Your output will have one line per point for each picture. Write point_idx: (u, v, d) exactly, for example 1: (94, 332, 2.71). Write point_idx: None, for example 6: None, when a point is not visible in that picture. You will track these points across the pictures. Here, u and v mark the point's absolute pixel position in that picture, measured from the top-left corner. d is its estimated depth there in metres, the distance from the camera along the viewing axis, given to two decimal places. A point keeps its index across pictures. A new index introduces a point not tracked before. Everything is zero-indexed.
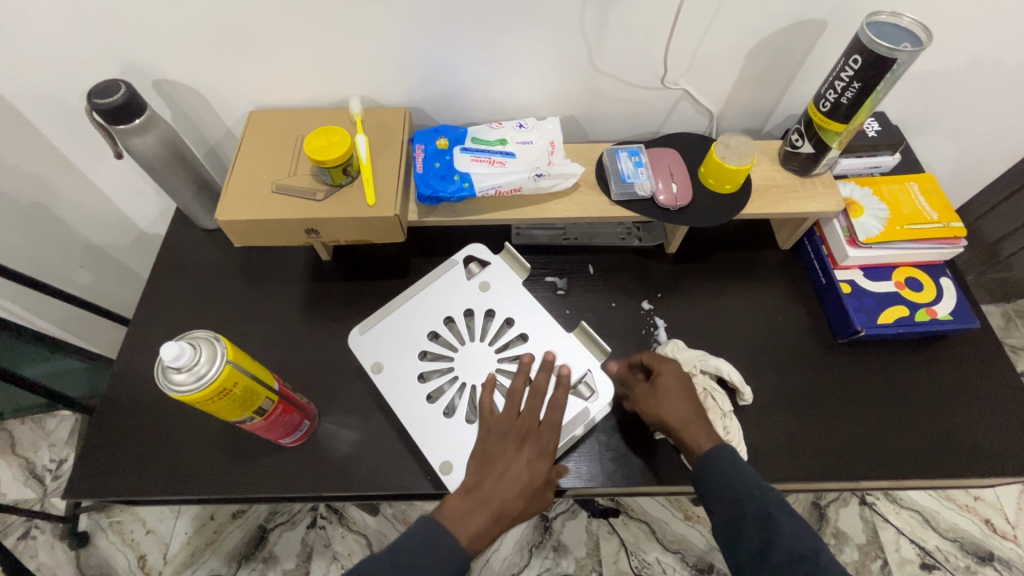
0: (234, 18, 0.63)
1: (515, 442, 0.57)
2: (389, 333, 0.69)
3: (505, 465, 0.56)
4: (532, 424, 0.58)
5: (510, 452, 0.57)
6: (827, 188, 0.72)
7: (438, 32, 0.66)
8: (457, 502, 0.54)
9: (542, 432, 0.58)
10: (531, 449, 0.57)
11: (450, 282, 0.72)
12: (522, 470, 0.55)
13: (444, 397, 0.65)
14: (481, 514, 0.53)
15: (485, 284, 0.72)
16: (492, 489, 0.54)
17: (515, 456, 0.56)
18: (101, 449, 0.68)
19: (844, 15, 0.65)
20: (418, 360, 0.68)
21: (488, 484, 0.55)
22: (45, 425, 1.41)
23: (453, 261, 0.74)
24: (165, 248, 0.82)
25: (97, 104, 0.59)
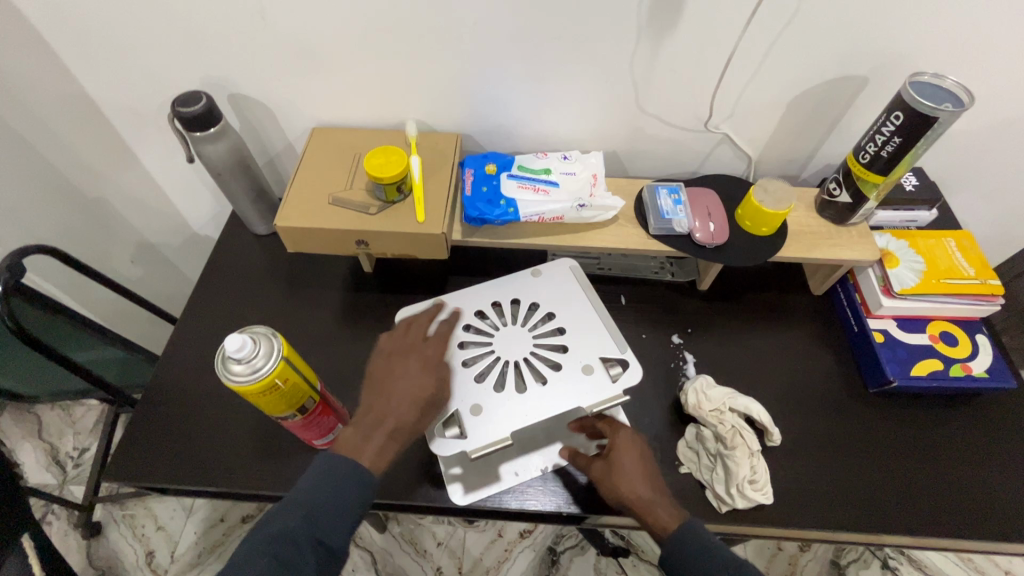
0: (311, 41, 0.68)
1: (402, 358, 0.59)
2: (543, 283, 0.74)
3: (395, 379, 0.57)
4: (418, 341, 0.60)
5: (397, 368, 0.58)
6: (863, 238, 0.74)
7: (495, 66, 0.70)
8: (351, 433, 0.53)
9: (429, 346, 0.60)
10: (416, 360, 0.58)
11: (585, 333, 0.69)
12: (410, 380, 0.56)
13: (479, 322, 0.70)
14: (372, 435, 0.53)
15: (589, 371, 0.65)
16: (385, 406, 0.55)
17: (400, 370, 0.57)
18: (139, 435, 0.71)
19: (886, 72, 0.68)
20: (527, 302, 0.72)
21: (379, 404, 0.55)
22: (72, 413, 1.46)
23: (619, 346, 0.67)
24: (217, 249, 0.87)
25: (181, 112, 0.65)
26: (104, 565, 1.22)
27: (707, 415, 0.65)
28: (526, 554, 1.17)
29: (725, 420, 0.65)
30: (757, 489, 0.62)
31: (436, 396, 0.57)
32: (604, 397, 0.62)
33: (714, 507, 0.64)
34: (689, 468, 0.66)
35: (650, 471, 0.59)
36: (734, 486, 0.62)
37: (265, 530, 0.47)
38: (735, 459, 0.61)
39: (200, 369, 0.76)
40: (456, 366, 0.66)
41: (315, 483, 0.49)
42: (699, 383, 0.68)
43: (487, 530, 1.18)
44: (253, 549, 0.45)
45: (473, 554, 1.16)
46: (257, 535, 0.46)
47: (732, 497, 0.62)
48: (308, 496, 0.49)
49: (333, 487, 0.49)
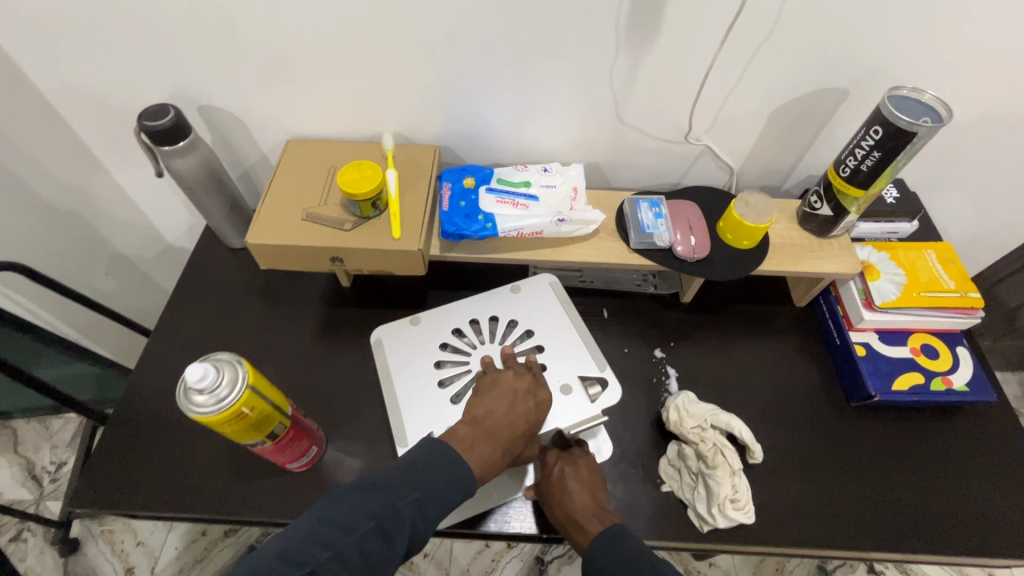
0: (282, 53, 0.66)
1: (520, 388, 0.61)
2: (523, 300, 0.74)
3: (510, 403, 0.59)
4: (529, 376, 0.63)
5: (514, 393, 0.60)
6: (844, 250, 0.73)
7: (472, 77, 0.69)
8: (466, 431, 0.56)
9: (543, 384, 0.63)
10: (533, 394, 0.61)
11: (564, 351, 0.70)
12: (527, 411, 0.60)
13: (457, 340, 0.71)
14: (485, 445, 0.55)
15: (567, 391, 0.67)
16: (500, 423, 0.57)
17: (522, 398, 0.60)
18: (107, 460, 0.68)
19: (866, 84, 0.67)
20: (507, 319, 0.73)
21: (496, 418, 0.58)
22: (49, 426, 1.42)
23: (598, 365, 0.69)
24: (191, 264, 0.85)
25: (147, 127, 0.63)
26: None
27: (688, 432, 0.65)
28: (513, 565, 1.16)
29: (706, 438, 0.64)
30: (739, 509, 0.61)
31: (535, 434, 0.61)
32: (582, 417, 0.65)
33: (696, 526, 0.63)
34: (671, 486, 0.65)
35: (581, 484, 0.59)
36: (715, 505, 0.61)
37: (362, 496, 0.48)
38: (716, 478, 0.60)
39: (172, 389, 0.74)
40: (433, 389, 0.66)
41: (424, 469, 0.51)
42: (680, 399, 0.67)
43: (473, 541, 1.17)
44: (359, 510, 0.47)
45: (460, 565, 1.15)
46: (354, 499, 0.48)
47: (713, 517, 0.61)
48: (424, 492, 0.50)
49: (438, 478, 0.51)
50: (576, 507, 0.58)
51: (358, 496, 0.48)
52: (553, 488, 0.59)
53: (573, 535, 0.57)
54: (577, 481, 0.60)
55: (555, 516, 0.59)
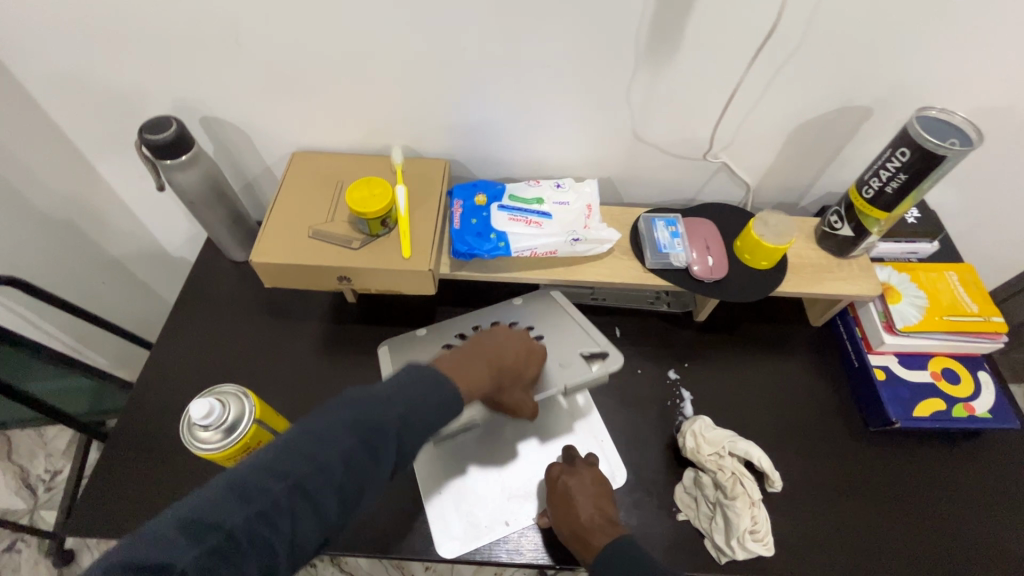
0: (289, 65, 0.64)
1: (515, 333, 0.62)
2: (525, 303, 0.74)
3: (502, 338, 0.60)
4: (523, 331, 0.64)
5: (507, 333, 0.61)
6: (864, 271, 0.71)
7: (484, 91, 0.67)
8: (454, 352, 0.56)
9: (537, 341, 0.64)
10: (525, 340, 0.62)
11: (563, 337, 0.70)
12: (516, 349, 0.60)
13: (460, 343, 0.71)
14: (473, 360, 0.55)
15: (567, 364, 0.68)
16: (488, 349, 0.57)
17: (514, 337, 0.61)
18: (105, 482, 0.66)
19: (889, 103, 0.65)
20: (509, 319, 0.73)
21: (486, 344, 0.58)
22: (44, 433, 1.40)
23: (597, 340, 0.70)
24: (192, 277, 0.82)
25: (148, 140, 0.61)
26: None
27: (706, 460, 0.63)
28: None
29: (724, 466, 0.62)
30: (758, 541, 0.59)
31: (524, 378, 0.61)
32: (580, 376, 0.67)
33: (713, 557, 0.61)
34: (687, 515, 0.63)
35: (587, 497, 0.58)
36: (734, 538, 0.59)
37: (347, 408, 0.43)
38: (735, 509, 0.58)
39: (171, 409, 0.71)
40: None
41: (405, 386, 0.46)
42: (697, 425, 0.66)
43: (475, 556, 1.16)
44: (340, 424, 0.42)
45: None
46: (337, 412, 0.43)
47: (732, 549, 0.59)
48: (412, 408, 0.45)
49: (428, 396, 0.47)
50: (582, 520, 0.56)
51: (339, 408, 0.43)
52: (559, 502, 0.59)
53: (577, 550, 0.56)
54: (582, 493, 0.59)
55: (561, 532, 0.58)
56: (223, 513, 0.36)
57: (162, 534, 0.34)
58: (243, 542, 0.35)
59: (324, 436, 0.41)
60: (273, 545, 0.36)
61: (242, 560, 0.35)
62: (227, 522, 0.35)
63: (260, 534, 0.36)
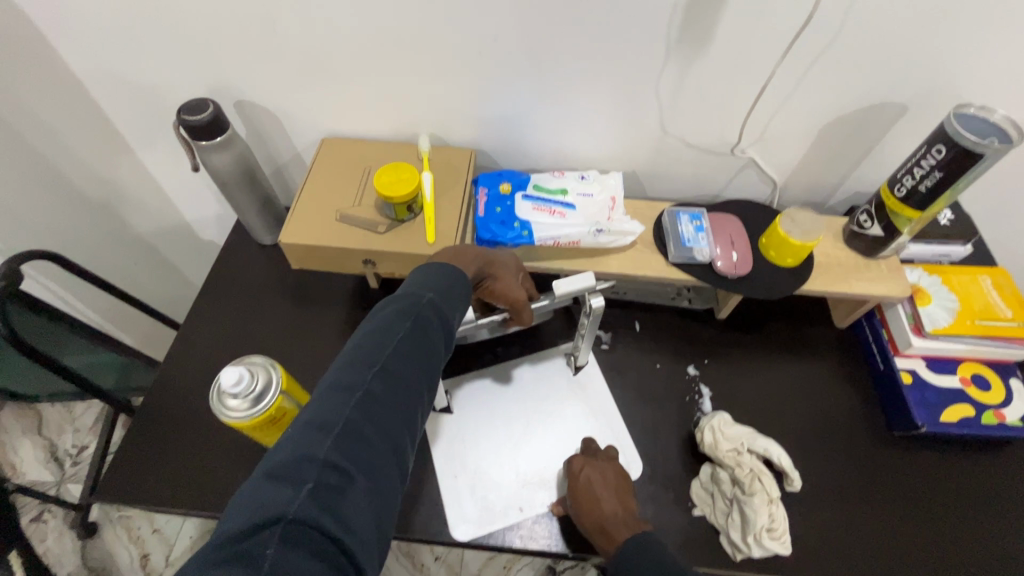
0: (323, 51, 0.65)
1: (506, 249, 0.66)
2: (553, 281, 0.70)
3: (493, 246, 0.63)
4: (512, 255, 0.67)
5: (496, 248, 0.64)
6: (893, 272, 0.70)
7: (513, 82, 0.67)
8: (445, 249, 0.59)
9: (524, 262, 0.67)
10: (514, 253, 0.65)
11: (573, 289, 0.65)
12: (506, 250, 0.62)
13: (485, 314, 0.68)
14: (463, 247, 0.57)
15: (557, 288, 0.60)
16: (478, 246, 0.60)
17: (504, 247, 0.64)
18: (132, 453, 0.68)
19: (926, 101, 0.64)
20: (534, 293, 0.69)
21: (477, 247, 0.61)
22: (72, 409, 1.44)
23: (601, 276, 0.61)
24: (221, 258, 0.84)
25: (185, 121, 0.62)
26: (99, 567, 1.22)
27: (724, 456, 0.62)
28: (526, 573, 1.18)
29: (743, 463, 0.61)
30: (776, 539, 0.58)
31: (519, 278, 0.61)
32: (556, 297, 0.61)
33: (728, 554, 0.61)
34: (703, 511, 0.63)
35: (608, 492, 0.58)
36: (752, 535, 0.58)
37: (384, 310, 0.46)
38: (753, 506, 0.58)
39: (197, 387, 0.73)
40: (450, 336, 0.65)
41: (428, 277, 0.50)
42: (716, 420, 0.65)
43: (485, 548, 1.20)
44: (392, 318, 0.45)
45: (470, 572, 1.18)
46: (382, 314, 0.46)
47: (749, 546, 0.59)
48: (437, 288, 0.49)
49: (448, 281, 0.50)
50: (603, 516, 0.56)
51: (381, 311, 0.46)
52: (580, 497, 0.58)
53: (597, 541, 0.56)
54: (604, 488, 0.59)
55: (581, 523, 0.58)
56: (336, 413, 0.38)
57: (296, 438, 0.37)
58: (363, 421, 0.39)
59: (383, 329, 0.44)
60: (389, 421, 0.40)
61: (369, 437, 0.39)
62: (342, 415, 0.38)
63: (373, 417, 0.39)
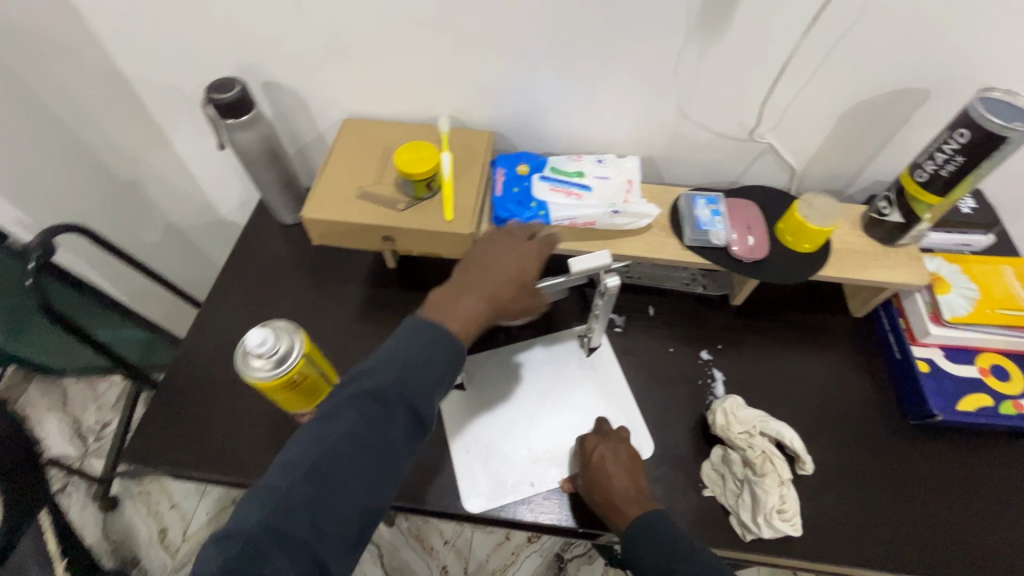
0: (346, 31, 0.66)
1: (516, 242, 0.58)
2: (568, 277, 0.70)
3: (500, 257, 0.57)
4: (522, 235, 0.59)
5: (504, 246, 0.58)
6: (912, 260, 0.69)
7: (532, 65, 0.68)
8: (442, 293, 0.54)
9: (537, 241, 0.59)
10: (524, 249, 0.58)
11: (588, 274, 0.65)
12: (514, 265, 0.56)
13: None
14: (465, 300, 0.53)
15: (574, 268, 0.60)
16: (482, 279, 0.55)
17: (512, 251, 0.57)
18: (157, 420, 0.70)
19: (951, 86, 0.63)
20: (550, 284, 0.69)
21: (480, 276, 0.55)
22: (96, 386, 1.49)
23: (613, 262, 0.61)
24: (243, 237, 0.87)
25: (214, 98, 0.65)
26: (119, 539, 1.26)
27: (736, 438, 0.62)
28: (533, 558, 1.20)
29: (754, 445, 0.62)
30: (786, 520, 0.59)
31: (531, 293, 0.58)
32: (570, 277, 0.61)
33: (737, 534, 0.61)
34: (713, 491, 0.63)
35: (620, 468, 0.59)
36: (762, 515, 0.59)
37: (343, 393, 0.47)
38: (763, 486, 0.58)
39: (219, 360, 0.75)
40: None
41: (392, 350, 0.49)
42: (728, 403, 0.65)
43: (494, 532, 1.21)
44: (340, 407, 0.46)
45: (479, 555, 1.20)
46: (337, 399, 0.47)
47: (758, 526, 0.59)
48: (402, 365, 0.48)
49: (418, 354, 0.49)
50: (612, 492, 0.57)
51: (340, 394, 0.47)
52: (593, 471, 0.59)
53: (608, 517, 0.57)
54: (617, 464, 0.59)
55: (592, 500, 0.59)
56: (248, 518, 0.41)
57: (214, 540, 0.40)
58: (274, 543, 0.39)
59: (329, 418, 0.45)
60: (307, 543, 0.40)
61: (275, 549, 0.39)
62: (250, 525, 0.40)
63: (284, 527, 0.40)
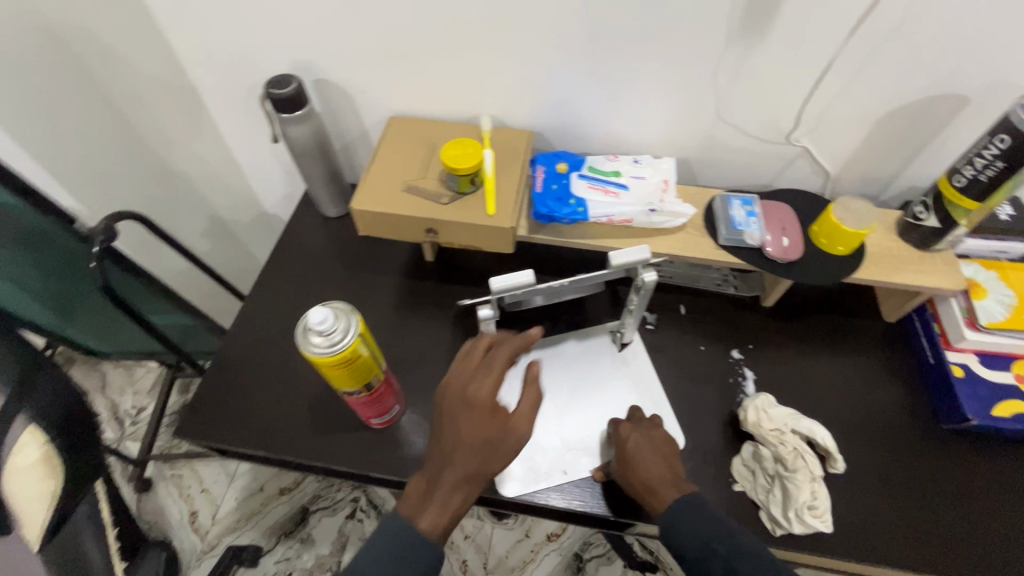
0: (399, 32, 0.70)
1: (461, 402, 0.54)
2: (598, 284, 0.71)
3: (452, 428, 0.53)
4: (461, 389, 0.54)
5: (456, 417, 0.53)
6: (948, 265, 0.70)
7: (574, 67, 0.70)
8: (414, 494, 0.54)
9: (484, 383, 0.54)
10: (475, 407, 0.53)
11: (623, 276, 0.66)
12: (468, 434, 0.53)
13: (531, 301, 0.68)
14: (432, 505, 0.53)
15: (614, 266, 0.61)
16: (445, 455, 0.53)
17: (464, 414, 0.53)
18: (206, 398, 0.74)
19: (991, 93, 0.64)
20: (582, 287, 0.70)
21: (444, 459, 0.53)
22: (134, 372, 1.54)
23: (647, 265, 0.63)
24: (288, 228, 0.90)
25: (273, 94, 0.68)
26: (151, 519, 1.31)
27: (767, 435, 0.63)
28: (552, 557, 1.21)
29: (786, 442, 0.63)
30: (817, 516, 0.60)
31: (510, 434, 0.53)
32: (608, 269, 0.63)
33: (767, 530, 0.62)
34: (743, 486, 0.64)
35: (655, 454, 0.60)
36: (792, 510, 0.60)
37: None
38: (795, 482, 0.60)
39: (264, 343, 0.79)
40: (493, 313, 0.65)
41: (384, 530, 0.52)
42: (759, 401, 0.66)
43: (514, 529, 1.22)
44: None
45: (498, 552, 1.21)
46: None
47: (789, 521, 0.60)
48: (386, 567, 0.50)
49: (404, 547, 0.51)
50: (649, 477, 0.58)
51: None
52: (628, 459, 0.60)
53: (648, 502, 0.58)
54: (651, 452, 0.60)
55: (628, 485, 0.60)
56: None
57: None
58: None
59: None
60: None
61: None
62: None
63: None
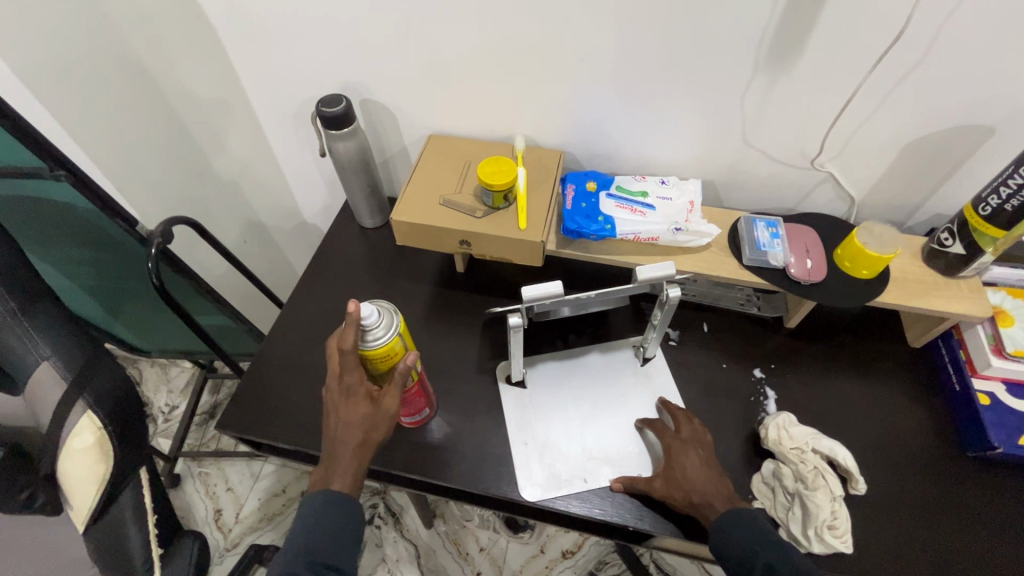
0: (442, 57, 0.75)
1: (340, 393, 0.59)
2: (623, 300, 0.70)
3: (337, 419, 0.59)
4: (333, 380, 0.59)
5: (340, 408, 0.59)
6: (974, 293, 0.70)
7: (606, 92, 0.74)
8: (320, 468, 0.60)
9: (353, 373, 0.58)
10: (354, 399, 0.58)
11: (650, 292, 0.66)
12: (349, 422, 0.58)
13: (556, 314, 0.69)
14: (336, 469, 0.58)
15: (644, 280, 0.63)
16: (338, 436, 0.58)
17: (343, 405, 0.58)
18: (245, 393, 0.78)
19: (1017, 124, 0.65)
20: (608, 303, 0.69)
21: (338, 440, 0.58)
22: (168, 371, 1.61)
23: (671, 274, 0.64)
24: (327, 236, 0.95)
25: (323, 112, 0.74)
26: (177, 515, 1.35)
27: (788, 453, 0.64)
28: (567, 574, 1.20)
29: (807, 460, 0.64)
30: (837, 537, 0.60)
31: (385, 412, 0.59)
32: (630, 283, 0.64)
33: None
34: (763, 503, 0.65)
35: (707, 465, 0.63)
36: (812, 529, 0.60)
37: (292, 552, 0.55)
38: (815, 501, 0.60)
39: (301, 344, 0.83)
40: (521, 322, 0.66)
41: (317, 506, 0.57)
42: (781, 420, 0.67)
43: (529, 543, 1.23)
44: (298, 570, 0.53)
45: (513, 565, 1.21)
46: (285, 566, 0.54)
47: (810, 540, 0.61)
48: (329, 531, 0.56)
49: (336, 519, 0.57)
50: (706, 491, 0.61)
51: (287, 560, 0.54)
52: (686, 472, 0.62)
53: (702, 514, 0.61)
54: (704, 464, 0.63)
55: (677, 499, 0.62)
56: None
57: None
58: None
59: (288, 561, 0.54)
60: None
61: None
62: None
63: None
